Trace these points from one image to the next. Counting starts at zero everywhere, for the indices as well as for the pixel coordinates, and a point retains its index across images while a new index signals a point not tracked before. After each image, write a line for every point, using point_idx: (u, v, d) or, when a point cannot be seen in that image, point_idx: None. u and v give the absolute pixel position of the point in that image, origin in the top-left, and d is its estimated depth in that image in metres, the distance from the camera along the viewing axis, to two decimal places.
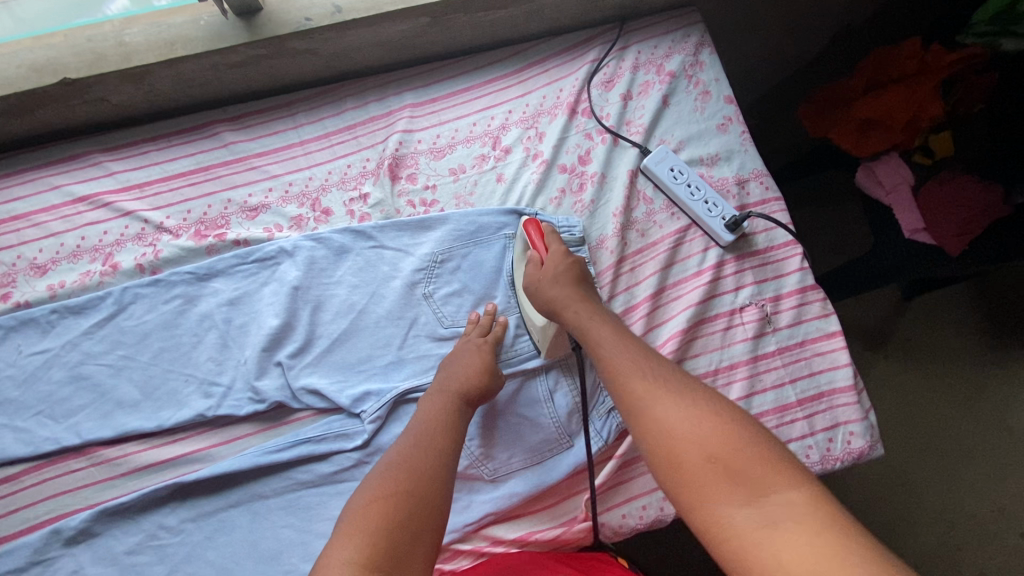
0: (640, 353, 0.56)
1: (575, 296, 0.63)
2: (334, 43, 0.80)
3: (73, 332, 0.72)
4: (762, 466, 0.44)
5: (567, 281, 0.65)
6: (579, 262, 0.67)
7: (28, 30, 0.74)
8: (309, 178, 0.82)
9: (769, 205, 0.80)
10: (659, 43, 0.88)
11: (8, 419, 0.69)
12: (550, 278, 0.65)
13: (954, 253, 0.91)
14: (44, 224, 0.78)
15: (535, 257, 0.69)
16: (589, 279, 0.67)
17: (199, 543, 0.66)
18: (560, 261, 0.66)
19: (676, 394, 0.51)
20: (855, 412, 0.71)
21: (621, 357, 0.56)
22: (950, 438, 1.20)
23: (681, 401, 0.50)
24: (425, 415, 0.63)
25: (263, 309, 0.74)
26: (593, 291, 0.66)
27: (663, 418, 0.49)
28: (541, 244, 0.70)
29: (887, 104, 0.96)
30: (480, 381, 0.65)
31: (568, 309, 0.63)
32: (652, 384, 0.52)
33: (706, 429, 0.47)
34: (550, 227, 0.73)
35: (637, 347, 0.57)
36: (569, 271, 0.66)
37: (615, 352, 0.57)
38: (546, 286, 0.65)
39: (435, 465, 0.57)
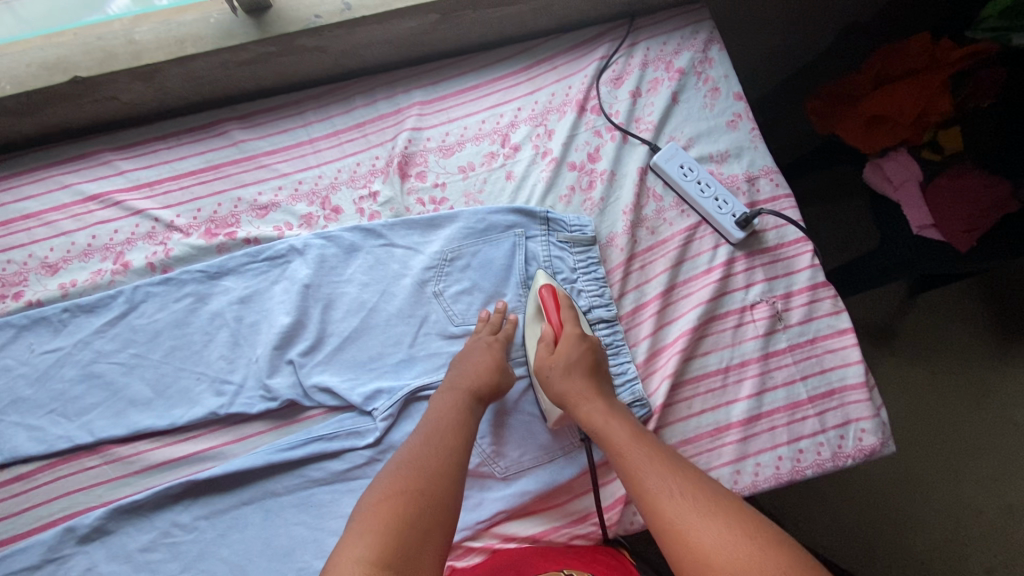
0: (663, 460, 0.55)
1: (588, 393, 0.63)
2: (343, 41, 0.80)
3: (85, 331, 0.72)
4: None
5: (579, 374, 0.64)
6: (592, 348, 0.66)
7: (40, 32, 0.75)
8: (319, 176, 0.82)
9: (780, 202, 0.80)
10: (669, 40, 0.88)
11: (21, 417, 0.70)
12: (562, 368, 0.65)
13: (964, 248, 0.90)
14: (54, 223, 0.78)
15: (548, 334, 0.68)
16: (601, 366, 0.67)
17: (213, 541, 0.66)
18: (573, 348, 0.65)
19: (707, 514, 0.49)
20: (866, 409, 0.71)
21: (644, 467, 0.55)
22: (957, 434, 1.20)
23: (713, 520, 0.48)
24: (435, 413, 0.63)
25: (274, 307, 0.74)
26: (604, 381, 0.66)
27: (697, 544, 0.47)
28: (557, 320, 0.68)
29: (895, 100, 0.95)
30: (491, 378, 0.66)
31: (582, 405, 0.62)
32: (680, 502, 0.51)
33: (743, 552, 0.45)
34: (565, 297, 0.71)
35: (658, 453, 0.56)
36: (582, 362, 0.65)
37: (637, 463, 0.56)
38: (557, 377, 0.65)
39: (446, 464, 0.57)
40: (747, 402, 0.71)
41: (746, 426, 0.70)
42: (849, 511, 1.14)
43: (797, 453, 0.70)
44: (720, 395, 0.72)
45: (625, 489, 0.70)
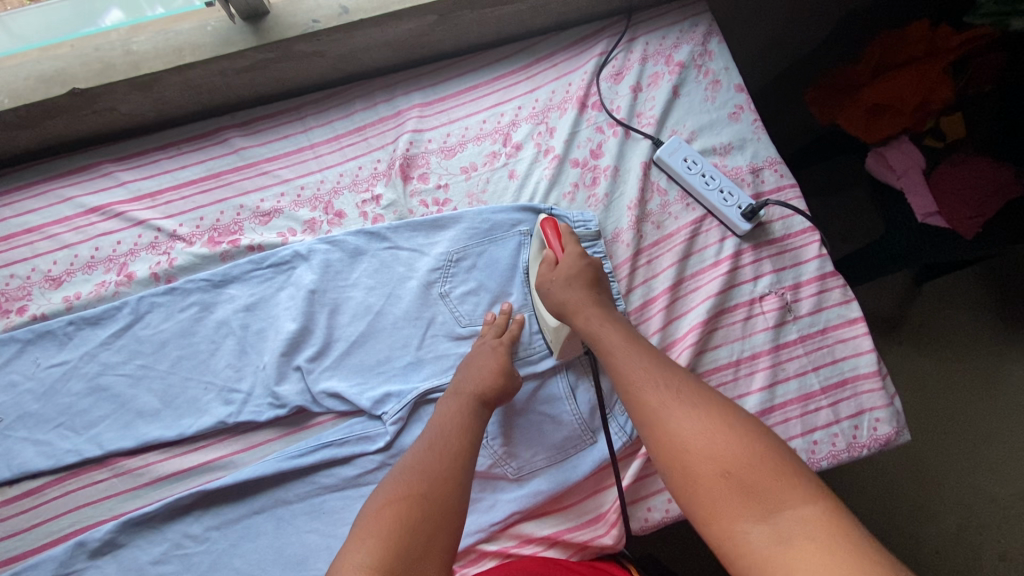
0: (650, 360, 0.56)
1: (587, 301, 0.63)
2: (341, 45, 0.80)
3: (91, 344, 0.72)
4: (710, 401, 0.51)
5: (580, 284, 0.64)
6: (593, 265, 0.66)
7: (27, 43, 0.74)
8: (321, 181, 0.82)
9: (785, 192, 0.79)
10: (667, 34, 0.87)
11: (28, 432, 0.69)
12: (563, 280, 0.65)
13: (966, 236, 0.91)
14: (56, 236, 0.78)
15: (550, 256, 0.69)
16: (602, 283, 0.67)
17: (225, 551, 0.66)
18: (574, 264, 0.66)
19: (689, 405, 0.50)
20: (880, 398, 0.70)
21: (633, 359, 0.56)
22: (967, 421, 1.19)
23: (694, 409, 0.50)
24: (440, 419, 0.62)
25: (280, 314, 0.73)
26: (605, 294, 0.66)
27: (677, 430, 0.49)
28: (558, 244, 0.68)
29: (896, 88, 0.95)
30: (495, 381, 0.65)
31: (578, 315, 0.62)
32: (665, 394, 0.52)
33: (721, 441, 0.47)
34: (566, 226, 0.71)
35: (649, 354, 0.57)
36: (581, 276, 0.65)
37: (626, 359, 0.57)
38: (558, 287, 0.65)
39: (451, 468, 0.56)
40: (759, 395, 0.70)
41: (760, 419, 0.70)
42: (862, 505, 1.13)
43: (812, 444, 0.69)
44: (732, 388, 0.71)
45: (638, 487, 0.69)
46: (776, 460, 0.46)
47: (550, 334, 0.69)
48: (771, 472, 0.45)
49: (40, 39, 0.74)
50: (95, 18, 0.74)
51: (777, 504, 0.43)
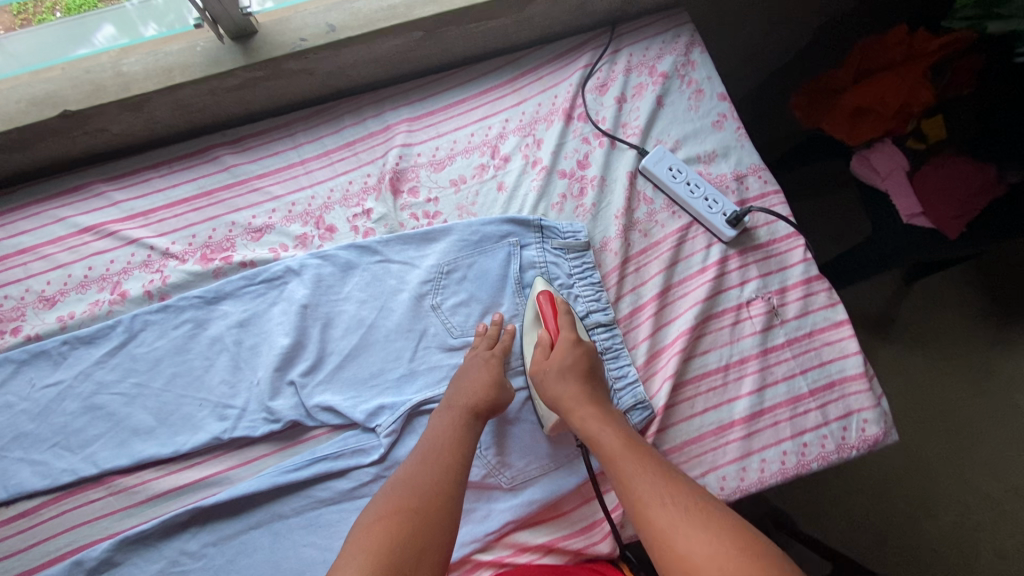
0: (656, 472, 0.56)
1: (582, 399, 0.64)
2: (329, 62, 0.81)
3: (85, 362, 0.72)
4: (714, 515, 0.51)
5: (574, 378, 0.65)
6: (587, 354, 0.67)
7: (23, 65, 0.74)
8: (312, 197, 0.83)
9: (769, 198, 0.81)
10: (651, 45, 0.89)
11: (24, 453, 0.69)
12: (557, 371, 0.65)
13: (954, 237, 0.92)
14: (50, 256, 0.78)
15: (544, 338, 0.69)
16: (596, 372, 0.67)
17: (222, 567, 0.66)
18: (567, 354, 0.66)
19: (696, 523, 0.50)
20: (867, 400, 0.71)
21: (636, 469, 0.56)
22: (960, 419, 1.21)
23: (700, 526, 0.49)
24: (432, 433, 0.63)
25: (273, 329, 0.74)
26: (598, 388, 0.66)
27: (685, 551, 0.48)
28: (554, 325, 0.69)
29: (875, 92, 0.97)
30: (488, 394, 0.65)
31: (575, 412, 0.63)
32: (672, 512, 0.51)
33: (732, 560, 0.46)
34: (564, 303, 0.72)
35: (649, 461, 0.57)
36: (577, 367, 0.66)
37: (627, 469, 0.57)
38: (552, 378, 0.66)
39: (443, 482, 0.57)
40: (749, 399, 0.71)
41: (749, 423, 0.70)
42: (859, 506, 1.14)
43: (802, 446, 0.70)
44: (722, 392, 0.72)
45: None
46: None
47: (542, 417, 0.70)
48: None
49: (35, 61, 0.74)
50: (88, 37, 0.74)
51: None
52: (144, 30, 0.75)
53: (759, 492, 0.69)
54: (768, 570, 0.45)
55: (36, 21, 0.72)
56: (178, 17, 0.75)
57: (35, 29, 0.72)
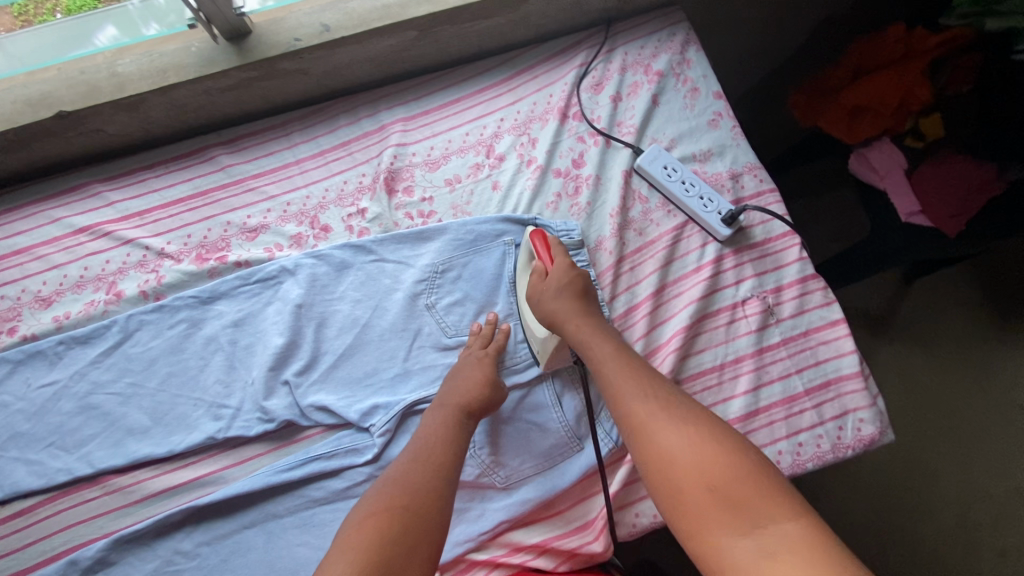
0: (640, 374, 0.58)
1: (576, 312, 0.65)
2: (324, 62, 0.81)
3: (81, 363, 0.73)
4: (692, 414, 0.53)
5: (570, 295, 0.67)
6: (582, 277, 0.69)
7: (23, 66, 0.75)
8: (307, 197, 0.83)
9: (765, 197, 0.80)
10: (646, 44, 0.89)
11: (19, 453, 0.70)
12: (553, 289, 0.67)
13: (952, 234, 0.91)
14: (46, 256, 0.79)
15: (539, 268, 0.70)
16: (591, 293, 0.69)
17: (216, 566, 0.66)
18: (563, 275, 0.68)
19: (676, 421, 0.52)
20: (863, 399, 0.71)
21: (623, 374, 0.58)
22: (960, 419, 1.20)
23: (679, 424, 0.52)
24: (425, 432, 0.63)
25: (268, 328, 0.74)
26: (593, 307, 0.68)
27: (662, 443, 0.51)
28: (547, 255, 0.70)
29: (873, 90, 0.96)
30: (482, 393, 0.65)
31: (569, 322, 0.65)
32: (654, 412, 0.54)
33: (707, 456, 0.49)
34: (555, 239, 0.73)
35: (635, 366, 0.59)
36: (572, 285, 0.67)
37: (615, 373, 0.59)
38: (548, 297, 0.67)
39: (434, 480, 0.57)
40: (744, 398, 0.71)
41: (744, 423, 0.70)
42: (859, 505, 1.14)
43: (797, 446, 0.70)
44: (717, 392, 0.72)
45: (626, 492, 0.70)
46: (757, 475, 0.48)
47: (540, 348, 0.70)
48: (755, 487, 0.47)
49: (35, 61, 0.75)
50: (89, 37, 0.75)
51: (764, 521, 0.45)
52: (145, 29, 0.76)
53: None
54: (738, 464, 0.48)
55: (36, 20, 0.73)
56: (177, 17, 0.75)
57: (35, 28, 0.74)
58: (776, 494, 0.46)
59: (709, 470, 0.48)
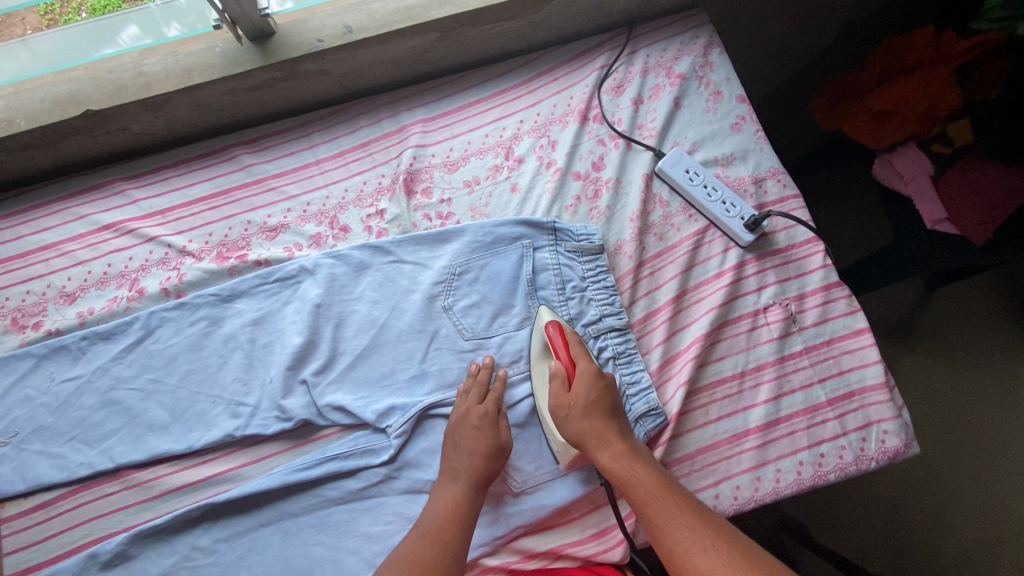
0: (685, 509, 0.57)
1: (608, 434, 0.63)
2: (346, 63, 0.81)
3: (103, 358, 0.74)
4: (745, 554, 0.53)
5: (599, 414, 0.64)
6: (608, 386, 0.66)
7: (49, 65, 0.75)
8: (327, 196, 0.83)
9: (788, 203, 0.79)
10: (668, 46, 0.88)
11: (43, 446, 0.71)
12: (583, 408, 0.64)
13: (977, 243, 0.87)
14: (71, 253, 0.80)
15: (561, 371, 0.67)
16: (617, 406, 0.67)
17: (232, 563, 0.66)
18: (591, 388, 0.65)
19: (743, 573, 0.51)
20: (888, 410, 0.69)
21: (674, 514, 0.56)
22: (984, 431, 1.17)
23: (739, 570, 0.51)
24: (434, 503, 0.63)
25: (286, 327, 0.75)
26: (622, 419, 0.66)
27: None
28: (569, 356, 0.67)
29: (901, 93, 0.94)
30: (489, 460, 0.65)
31: (603, 449, 0.62)
32: (708, 554, 0.53)
33: None
34: (574, 333, 0.70)
35: (679, 502, 0.58)
36: (600, 402, 0.65)
37: (663, 512, 0.57)
38: (577, 417, 0.64)
39: (442, 560, 0.58)
40: (765, 407, 0.70)
41: (765, 432, 0.69)
42: (876, 516, 1.11)
43: (819, 457, 0.68)
44: (737, 400, 0.71)
45: None
46: None
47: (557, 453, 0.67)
48: None
49: (61, 60, 0.75)
50: (113, 37, 0.75)
51: None
52: (166, 30, 0.75)
53: (774, 503, 0.68)
54: None
55: (63, 20, 0.73)
56: (199, 17, 0.74)
57: (62, 28, 0.73)
58: None
59: None
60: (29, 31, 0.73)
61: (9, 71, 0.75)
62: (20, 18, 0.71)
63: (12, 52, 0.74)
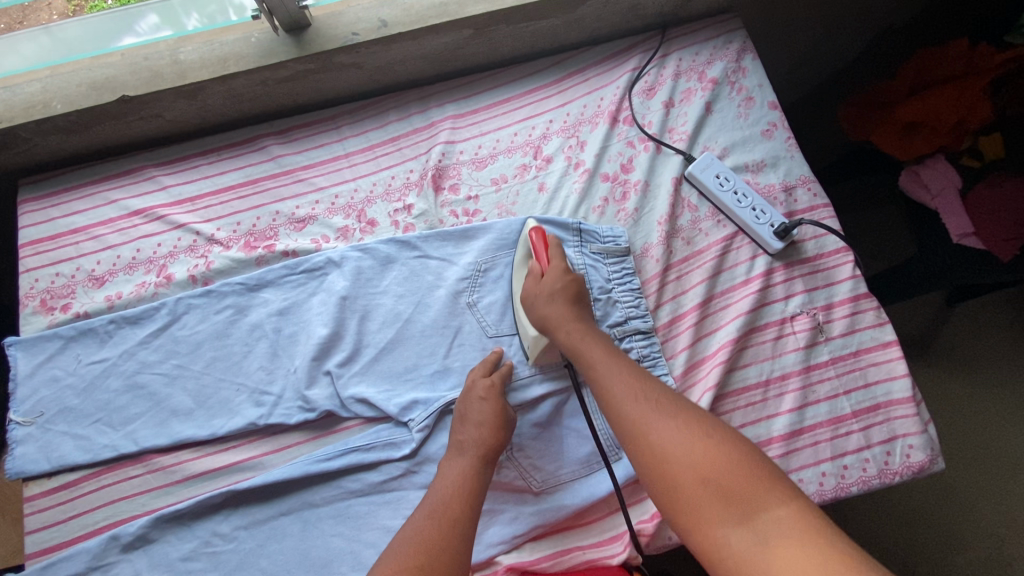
0: (630, 372, 0.58)
1: (569, 317, 0.64)
2: (379, 57, 0.81)
3: (130, 342, 0.74)
4: (678, 407, 0.53)
5: (564, 300, 0.65)
6: (576, 281, 0.68)
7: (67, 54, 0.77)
8: (355, 190, 0.83)
9: (818, 211, 0.79)
10: (701, 50, 0.88)
11: (68, 427, 0.71)
12: (547, 294, 0.66)
13: (1004, 258, 0.87)
14: (100, 237, 0.81)
15: (535, 268, 0.69)
16: (585, 298, 0.68)
17: (251, 551, 0.67)
18: (558, 279, 0.67)
19: (672, 417, 0.52)
20: (914, 425, 0.69)
21: (615, 371, 0.58)
22: (1000, 449, 1.16)
23: (670, 420, 0.52)
24: (441, 482, 0.61)
25: (312, 318, 0.75)
26: (588, 313, 0.67)
27: (659, 443, 0.50)
28: (545, 257, 0.69)
29: (932, 106, 0.93)
30: (495, 433, 0.64)
31: (561, 328, 0.64)
32: (642, 406, 0.54)
33: (701, 448, 0.49)
34: (556, 238, 0.72)
35: (627, 367, 0.58)
36: (566, 290, 0.66)
37: (609, 377, 0.57)
38: (542, 302, 0.66)
39: (450, 535, 0.56)
40: (789, 416, 0.69)
41: (788, 441, 0.69)
42: (888, 530, 1.10)
43: (841, 469, 0.68)
44: (761, 408, 0.70)
45: None
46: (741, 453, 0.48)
47: (530, 344, 0.69)
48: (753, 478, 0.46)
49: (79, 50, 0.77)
50: (132, 27, 0.77)
51: (758, 510, 0.45)
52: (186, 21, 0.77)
53: None
54: (723, 448, 0.49)
55: (86, 8, 0.74)
56: (218, 8, 0.76)
57: (85, 17, 0.75)
58: (764, 472, 0.47)
59: (697, 455, 0.48)
60: (54, 17, 0.75)
61: (29, 55, 0.77)
62: (46, 4, 0.74)
63: (32, 38, 0.76)
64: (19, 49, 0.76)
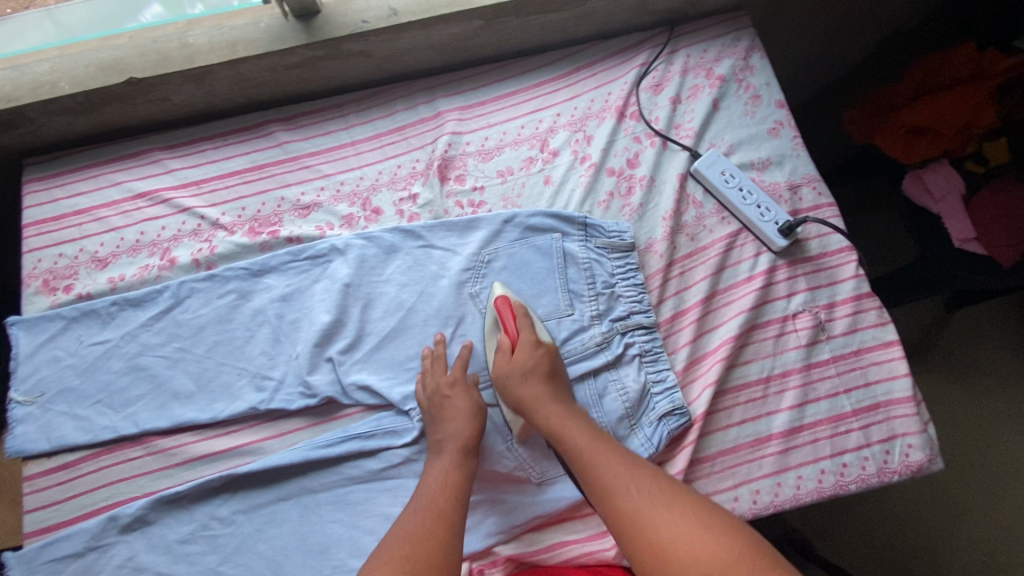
0: (620, 459, 0.58)
1: (545, 397, 0.64)
2: (387, 46, 0.81)
3: (132, 324, 0.74)
4: (675, 496, 0.54)
5: (537, 378, 0.65)
6: (548, 354, 0.67)
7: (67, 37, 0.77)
8: (361, 178, 0.83)
9: (823, 211, 0.79)
10: (709, 47, 0.88)
11: (69, 407, 0.71)
12: (520, 373, 0.66)
13: (1005, 263, 0.88)
14: (104, 219, 0.80)
15: (505, 343, 0.69)
16: (558, 371, 0.68)
17: (250, 535, 0.67)
18: (529, 355, 0.67)
19: (669, 507, 0.53)
20: (914, 424, 0.69)
21: (604, 462, 0.58)
22: (996, 455, 1.16)
23: (669, 512, 0.53)
24: (426, 478, 0.62)
25: (315, 305, 0.75)
26: (562, 386, 0.67)
27: (659, 537, 0.51)
28: (513, 327, 0.69)
29: (939, 109, 0.93)
30: (472, 424, 0.66)
31: (540, 412, 0.64)
32: (636, 497, 0.54)
33: (701, 539, 0.50)
34: (522, 304, 0.72)
35: (616, 452, 0.59)
36: (538, 368, 0.66)
37: (601, 465, 0.58)
38: (516, 381, 0.66)
39: (436, 526, 0.57)
40: (789, 413, 0.70)
41: (788, 437, 0.69)
42: (882, 533, 1.11)
43: (841, 467, 0.68)
44: (761, 405, 0.70)
45: None
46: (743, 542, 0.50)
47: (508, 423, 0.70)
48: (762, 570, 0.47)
49: (84, 32, 0.77)
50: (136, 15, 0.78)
51: None
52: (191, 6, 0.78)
53: (794, 510, 0.67)
54: (725, 538, 0.50)
55: None
56: None
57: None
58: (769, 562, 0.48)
59: (701, 551, 0.49)
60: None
61: (35, 42, 0.77)
62: None
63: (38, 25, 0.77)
64: (25, 37, 0.77)
